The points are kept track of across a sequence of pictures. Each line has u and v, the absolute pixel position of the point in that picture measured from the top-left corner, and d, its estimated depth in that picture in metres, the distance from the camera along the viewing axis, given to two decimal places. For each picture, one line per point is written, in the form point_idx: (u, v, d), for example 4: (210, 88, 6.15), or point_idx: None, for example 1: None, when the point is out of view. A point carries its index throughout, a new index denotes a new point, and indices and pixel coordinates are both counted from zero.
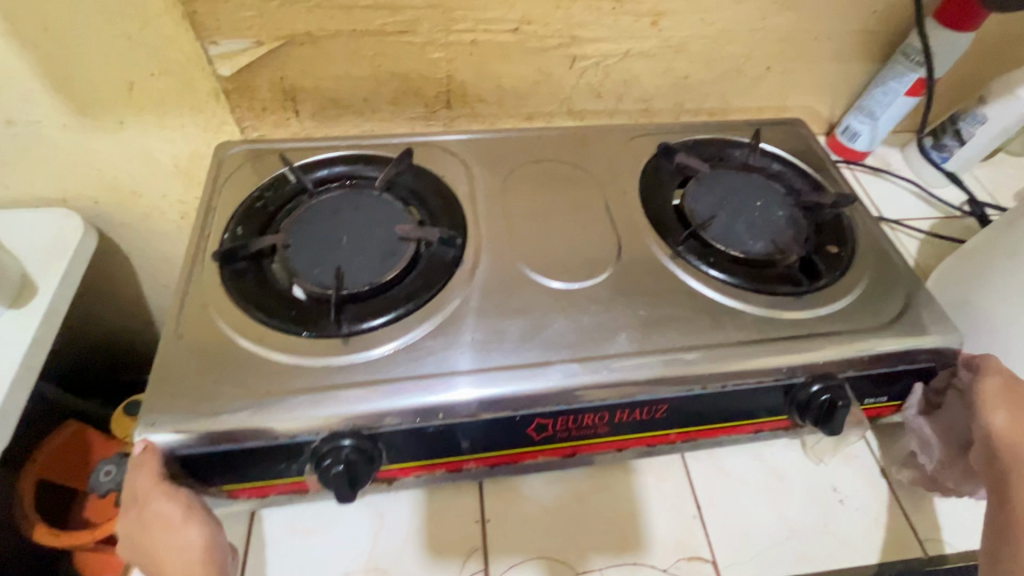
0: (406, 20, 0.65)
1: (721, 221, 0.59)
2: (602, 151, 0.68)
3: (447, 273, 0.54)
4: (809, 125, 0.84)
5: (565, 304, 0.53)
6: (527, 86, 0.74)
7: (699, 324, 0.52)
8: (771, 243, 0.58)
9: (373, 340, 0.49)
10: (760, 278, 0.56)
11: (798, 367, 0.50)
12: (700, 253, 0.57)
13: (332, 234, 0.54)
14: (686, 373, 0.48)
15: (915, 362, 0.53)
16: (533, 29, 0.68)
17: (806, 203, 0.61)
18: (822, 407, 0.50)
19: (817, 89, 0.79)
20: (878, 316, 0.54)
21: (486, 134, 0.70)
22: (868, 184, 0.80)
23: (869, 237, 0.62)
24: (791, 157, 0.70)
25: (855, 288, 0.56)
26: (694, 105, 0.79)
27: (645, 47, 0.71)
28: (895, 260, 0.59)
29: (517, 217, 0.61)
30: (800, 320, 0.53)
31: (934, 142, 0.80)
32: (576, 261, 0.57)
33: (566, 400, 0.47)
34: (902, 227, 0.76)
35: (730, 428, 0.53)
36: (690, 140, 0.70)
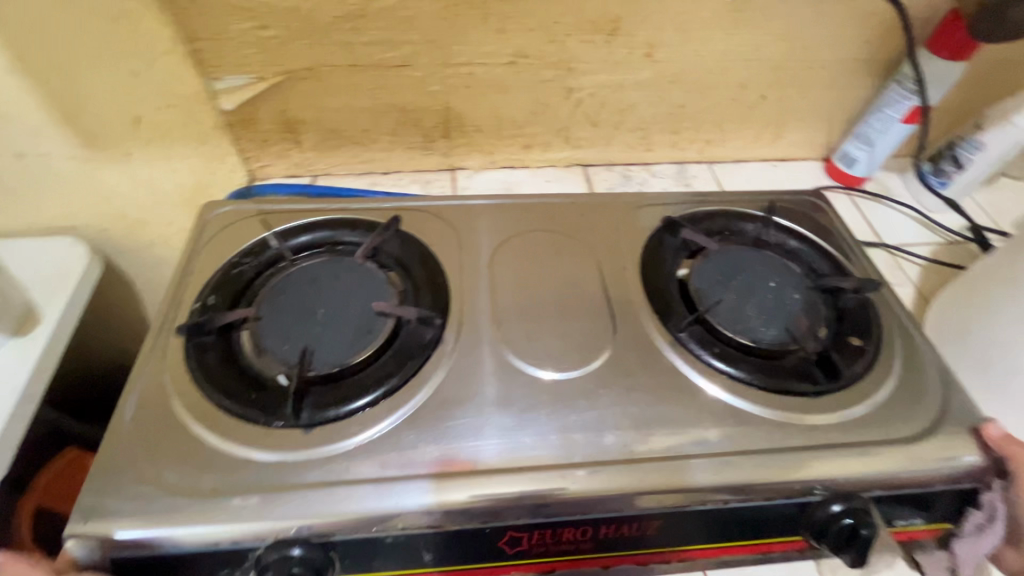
0: (403, 55, 0.67)
1: (730, 304, 0.55)
2: (598, 221, 0.66)
3: (419, 353, 0.52)
4: (805, 150, 0.84)
5: (549, 398, 0.50)
6: (523, 118, 0.75)
7: (697, 418, 0.49)
8: (784, 331, 0.53)
9: (351, 427, 0.48)
10: (773, 373, 0.51)
11: (813, 484, 0.45)
12: (704, 340, 0.53)
13: (308, 307, 0.55)
14: (690, 483, 0.45)
15: (940, 480, 0.46)
16: (528, 62, 0.69)
17: (826, 287, 0.56)
18: (844, 535, 0.44)
19: (810, 118, 0.80)
20: (910, 430, 0.49)
21: (479, 199, 0.68)
22: (866, 210, 0.80)
23: (894, 325, 0.57)
24: (807, 232, 0.64)
25: (879, 392, 0.51)
26: (690, 132, 0.80)
27: (640, 77, 0.72)
28: (924, 355, 0.54)
29: (503, 295, 0.58)
30: (822, 428, 0.48)
31: (933, 168, 0.80)
32: (571, 346, 0.54)
33: (612, 502, 0.44)
34: (903, 253, 0.75)
35: (736, 546, 0.47)
36: (698, 211, 0.65)
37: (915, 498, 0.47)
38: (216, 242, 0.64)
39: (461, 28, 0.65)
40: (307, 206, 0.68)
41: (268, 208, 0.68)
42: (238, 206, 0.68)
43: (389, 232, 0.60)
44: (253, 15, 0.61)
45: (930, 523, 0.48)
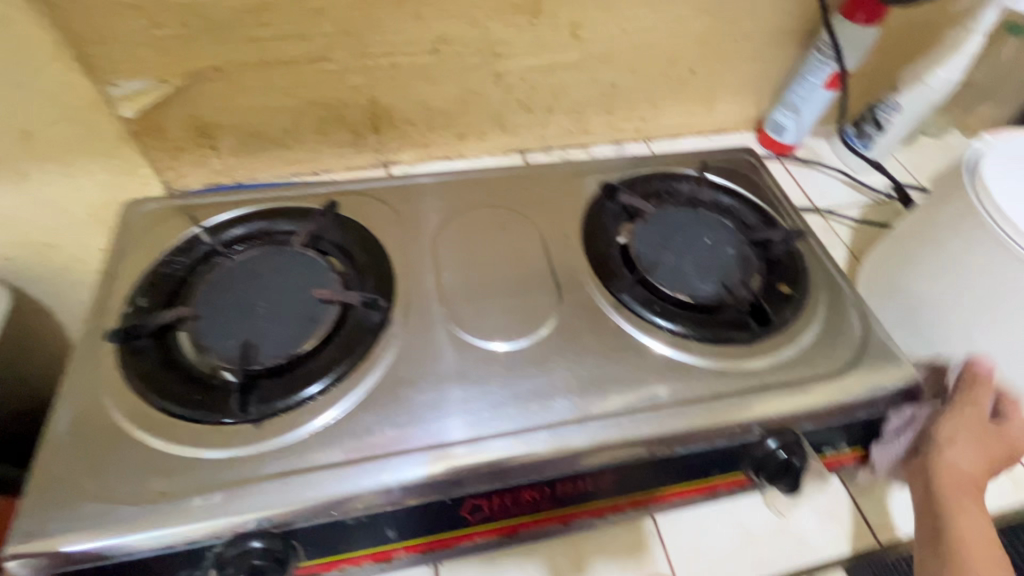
0: (318, 48, 0.63)
1: (668, 264, 0.55)
2: (541, 191, 0.63)
3: (367, 337, 0.48)
4: (738, 121, 0.86)
5: (500, 368, 0.48)
6: (454, 106, 0.73)
7: (641, 372, 0.49)
8: (720, 285, 0.54)
9: (306, 413, 0.44)
10: (711, 325, 0.51)
11: (752, 423, 0.46)
12: (645, 300, 0.52)
13: (246, 301, 0.50)
14: (647, 437, 0.45)
15: (872, 407, 0.49)
16: (452, 49, 0.66)
17: (756, 239, 0.57)
18: (779, 468, 0.45)
19: (741, 89, 0.81)
20: (839, 362, 0.50)
21: (418, 179, 0.64)
22: (798, 175, 0.83)
23: (819, 268, 0.57)
24: (736, 187, 0.64)
25: (808, 330, 0.52)
26: (624, 111, 0.79)
27: (569, 59, 0.71)
28: (844, 291, 0.56)
29: (447, 271, 0.55)
30: (760, 370, 0.49)
31: (856, 131, 0.82)
32: (515, 314, 0.52)
33: (571, 462, 0.44)
34: (834, 215, 0.77)
35: (691, 489, 0.48)
36: (631, 176, 0.64)
37: (844, 428, 0.49)
38: (144, 245, 0.56)
39: (376, 16, 0.61)
40: (246, 195, 0.61)
41: (190, 203, 0.60)
42: (164, 203, 0.60)
43: (325, 217, 0.56)
44: (144, 12, 0.56)
45: (854, 449, 0.52)
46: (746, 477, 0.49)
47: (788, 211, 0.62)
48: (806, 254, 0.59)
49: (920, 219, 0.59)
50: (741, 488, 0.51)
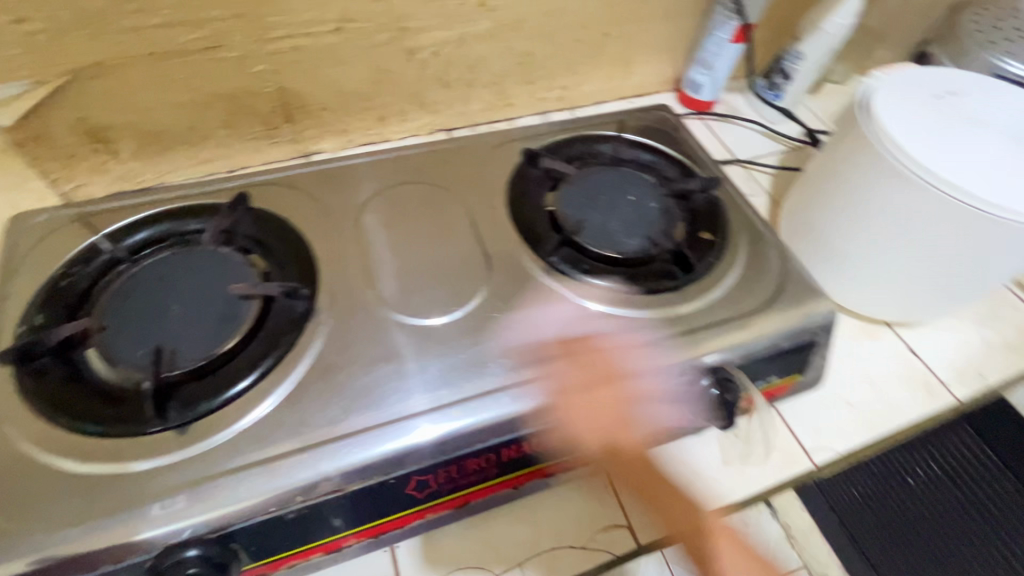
0: (212, 35, 0.59)
1: (594, 224, 0.55)
2: (464, 165, 0.62)
3: (294, 328, 0.47)
4: (657, 82, 0.87)
5: (436, 344, 0.48)
6: (368, 87, 0.70)
7: (576, 331, 0.49)
8: (645, 238, 0.55)
9: (232, 414, 0.42)
10: (639, 277, 0.52)
11: (685, 365, 0.48)
12: (574, 261, 0.53)
13: (157, 306, 0.47)
14: (583, 392, 0.46)
15: (792, 338, 0.51)
16: (356, 27, 0.64)
17: (676, 191, 0.59)
18: (713, 406, 0.48)
19: (655, 49, 0.82)
20: (760, 300, 0.52)
21: (336, 163, 0.62)
22: (717, 130, 0.85)
23: (738, 213, 0.59)
24: (655, 143, 0.65)
25: (731, 272, 0.54)
26: (544, 80, 0.79)
27: (480, 30, 0.70)
28: (763, 233, 0.58)
29: (374, 253, 0.54)
30: (688, 315, 0.51)
31: (768, 83, 0.86)
32: (448, 288, 0.51)
33: (513, 425, 0.44)
34: (754, 164, 0.80)
35: (638, 437, 0.50)
36: (553, 141, 0.64)
37: (771, 360, 0.51)
38: (38, 260, 0.51)
39: None
40: (148, 196, 0.57)
41: (89, 209, 0.56)
42: (55, 213, 0.55)
43: (238, 211, 0.53)
44: (2, 7, 0.50)
45: (785, 379, 0.54)
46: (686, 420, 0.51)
47: (705, 162, 0.64)
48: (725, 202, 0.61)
49: (824, 158, 0.62)
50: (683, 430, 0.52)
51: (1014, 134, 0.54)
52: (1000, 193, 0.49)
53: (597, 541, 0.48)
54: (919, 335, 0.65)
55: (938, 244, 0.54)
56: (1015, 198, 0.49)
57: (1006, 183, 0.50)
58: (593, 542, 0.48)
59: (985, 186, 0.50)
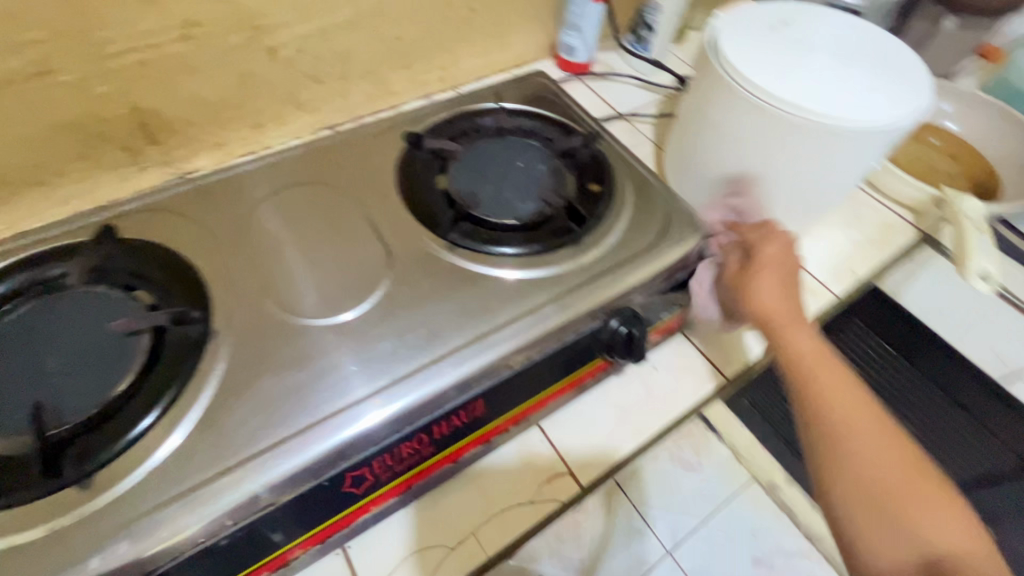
0: (37, 60, 0.53)
1: (488, 195, 0.56)
2: (349, 159, 0.61)
3: (193, 354, 0.44)
4: (534, 51, 0.89)
5: (349, 340, 0.47)
6: (234, 94, 0.67)
7: (487, 302, 0.50)
8: (538, 200, 0.56)
9: (140, 454, 0.40)
10: (539, 238, 0.54)
11: (594, 311, 0.51)
12: (475, 235, 0.54)
13: (30, 363, 0.43)
14: (503, 356, 0.47)
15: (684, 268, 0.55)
16: (205, 32, 0.60)
17: (561, 150, 0.61)
18: (625, 342, 0.51)
19: (525, 18, 0.84)
20: (652, 239, 0.56)
21: (212, 177, 0.59)
22: (598, 89, 0.89)
23: (620, 162, 0.63)
24: (535, 109, 0.67)
25: (622, 218, 0.57)
26: (420, 63, 0.79)
27: (341, 20, 0.68)
28: (646, 177, 0.61)
29: (269, 263, 0.52)
30: (589, 265, 0.53)
31: (635, 38, 0.90)
32: (353, 283, 0.50)
33: (438, 401, 0.45)
34: (637, 116, 0.85)
35: (565, 386, 0.53)
36: (436, 122, 0.64)
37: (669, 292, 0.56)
38: None
39: (95, 9, 0.53)
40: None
41: None
42: None
43: (106, 245, 0.49)
44: None
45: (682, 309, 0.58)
46: (605, 362, 0.54)
47: (584, 119, 0.67)
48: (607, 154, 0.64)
49: (690, 100, 0.66)
50: (605, 372, 0.56)
51: (843, 52, 0.60)
52: (837, 105, 0.55)
53: (542, 494, 0.50)
54: (796, 248, 0.72)
55: (799, 161, 0.59)
56: (849, 107, 0.55)
57: (842, 96, 0.56)
58: (539, 496, 0.50)
59: (823, 101, 0.55)
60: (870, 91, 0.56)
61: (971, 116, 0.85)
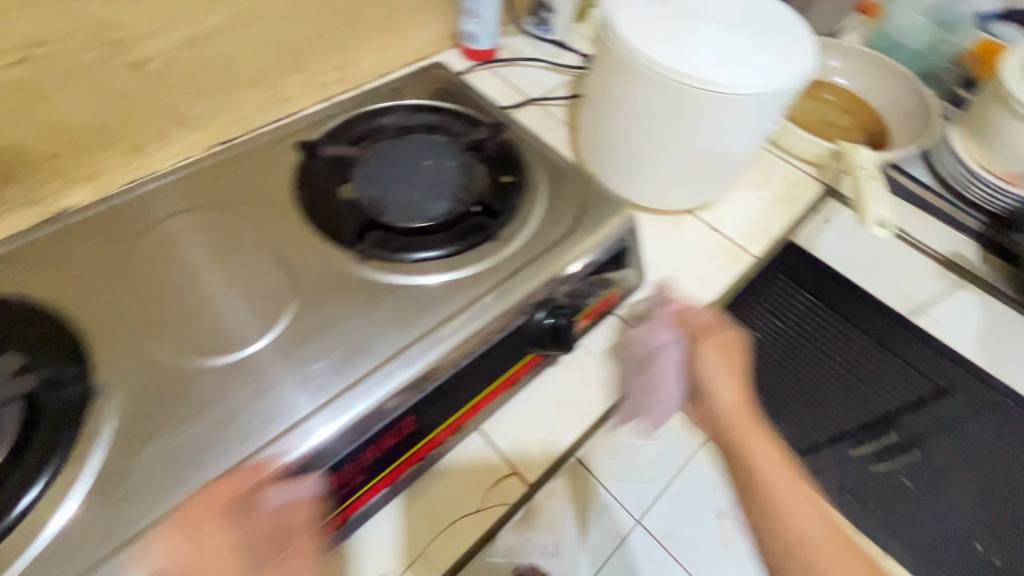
0: None
1: (395, 198, 0.54)
2: (241, 176, 0.56)
3: (79, 417, 0.40)
4: (436, 42, 0.86)
5: (258, 375, 0.43)
6: (102, 118, 0.60)
7: (406, 313, 0.48)
8: (449, 198, 0.54)
9: (25, 539, 0.36)
10: (454, 238, 0.52)
11: (518, 307, 0.49)
12: (386, 242, 0.51)
13: None
14: (427, 368, 0.45)
15: (606, 250, 0.55)
16: (50, 50, 0.53)
17: (468, 143, 0.59)
18: (552, 334, 0.50)
19: (420, 6, 0.80)
20: (569, 224, 0.55)
21: (83, 213, 0.53)
22: (507, 76, 0.87)
23: (531, 148, 0.61)
24: (438, 102, 0.64)
25: (537, 207, 0.56)
26: (313, 64, 0.74)
27: (214, 25, 0.62)
28: (558, 161, 0.60)
29: (158, 301, 0.47)
30: (508, 260, 0.52)
31: (536, 20, 0.90)
32: (256, 312, 0.47)
33: (363, 426, 0.42)
34: (548, 100, 0.84)
35: (501, 386, 0.51)
36: (333, 126, 0.60)
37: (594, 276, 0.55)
38: None
39: None
40: None
41: None
42: None
43: None
44: None
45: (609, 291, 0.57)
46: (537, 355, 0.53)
47: (490, 108, 0.65)
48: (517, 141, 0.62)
49: (594, 81, 0.66)
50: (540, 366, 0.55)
51: (733, 20, 0.61)
52: (726, 72, 0.56)
53: (489, 500, 0.48)
54: (713, 215, 0.73)
55: (704, 130, 0.60)
56: (737, 73, 0.56)
57: (735, 63, 0.57)
58: (486, 502, 0.48)
59: (713, 69, 0.56)
60: (760, 56, 0.57)
61: (858, 71, 0.90)
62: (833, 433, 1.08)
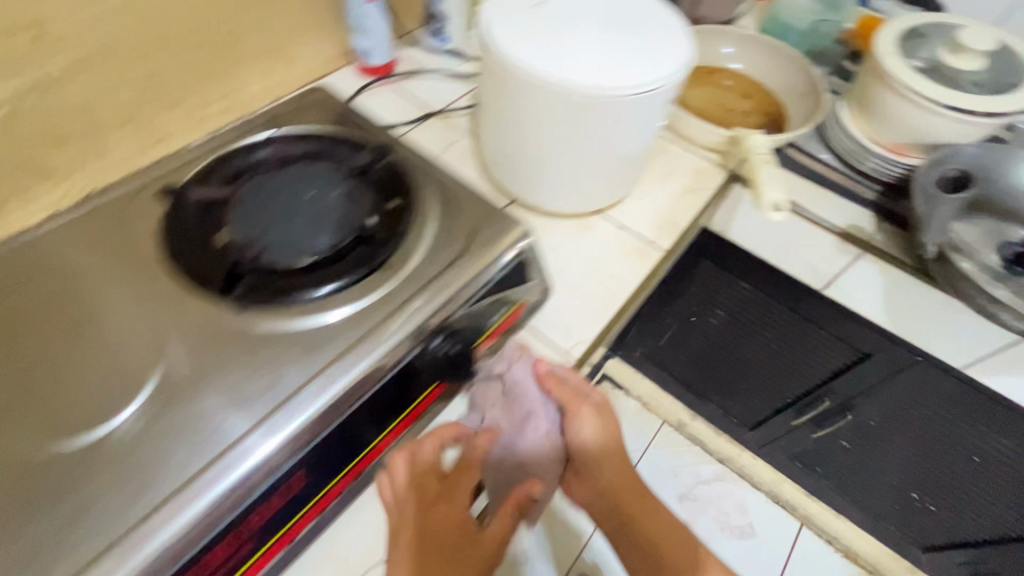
0: None
1: (273, 236, 0.51)
2: (105, 232, 0.53)
3: None
4: (328, 61, 0.82)
5: (126, 453, 0.40)
6: None
7: (287, 360, 0.45)
8: (331, 230, 0.52)
9: None
10: (339, 272, 0.49)
11: (411, 339, 0.48)
12: (264, 285, 0.48)
13: None
14: (312, 418, 0.43)
15: (504, 266, 0.53)
16: None
17: (352, 170, 0.56)
18: (449, 362, 0.50)
19: (303, 26, 0.76)
20: (464, 245, 0.53)
21: None
22: (409, 89, 0.84)
23: (421, 166, 0.59)
24: (318, 129, 0.62)
25: (428, 229, 0.54)
26: (190, 97, 0.69)
27: (60, 66, 0.56)
28: (448, 179, 0.59)
29: (11, 382, 0.43)
30: (399, 290, 0.50)
31: (432, 30, 0.87)
32: (121, 382, 0.43)
33: (242, 491, 0.40)
34: (452, 110, 0.81)
35: (406, 420, 0.50)
36: (205, 165, 0.58)
37: (495, 295, 0.54)
38: None
39: None
40: None
41: None
42: None
43: None
44: None
45: (514, 308, 0.56)
46: (443, 384, 0.52)
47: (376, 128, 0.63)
48: (407, 159, 0.60)
49: (484, 92, 0.64)
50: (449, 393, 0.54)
51: (613, 20, 0.60)
52: (602, 75, 0.55)
53: None
54: (622, 213, 0.72)
55: (595, 134, 0.59)
56: (614, 74, 0.55)
57: (614, 67, 0.56)
58: None
59: (590, 73, 0.55)
60: (640, 56, 0.57)
61: (754, 55, 0.91)
62: (776, 406, 1.14)
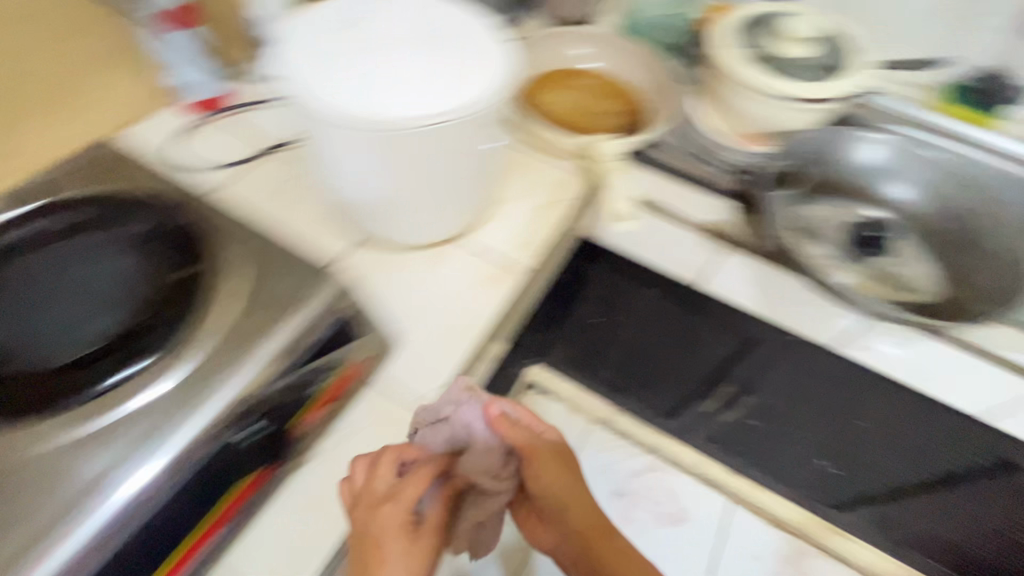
0: None
1: (37, 333, 0.46)
2: None
3: None
4: (148, 105, 0.74)
5: None
6: None
7: (50, 482, 0.40)
8: (108, 317, 0.47)
9: None
10: (113, 365, 0.44)
11: (203, 433, 0.44)
12: (22, 396, 0.43)
13: None
14: (79, 546, 0.39)
15: (319, 336, 0.50)
16: None
17: (137, 242, 0.51)
18: (257, 446, 0.48)
19: (107, 66, 0.69)
20: (269, 313, 0.48)
21: None
22: (250, 121, 0.73)
23: (224, 224, 0.53)
24: (105, 190, 0.56)
25: (228, 298, 0.48)
26: None
27: None
28: (255, 234, 0.53)
29: None
30: (189, 377, 0.45)
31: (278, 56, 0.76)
32: None
33: None
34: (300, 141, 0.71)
35: (221, 517, 0.47)
36: None
37: (312, 366, 0.50)
38: None
39: None
40: None
41: None
42: None
43: None
44: None
45: (341, 372, 0.53)
46: (265, 468, 0.49)
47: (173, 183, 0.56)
48: (206, 217, 0.54)
49: None
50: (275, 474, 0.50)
51: (421, 40, 0.55)
52: (411, 105, 0.50)
53: None
54: (482, 236, 0.69)
55: (413, 168, 0.54)
56: (424, 103, 0.51)
57: (417, 95, 0.51)
58: None
59: (399, 103, 0.50)
60: (446, 79, 0.53)
61: (611, 55, 0.91)
62: None
